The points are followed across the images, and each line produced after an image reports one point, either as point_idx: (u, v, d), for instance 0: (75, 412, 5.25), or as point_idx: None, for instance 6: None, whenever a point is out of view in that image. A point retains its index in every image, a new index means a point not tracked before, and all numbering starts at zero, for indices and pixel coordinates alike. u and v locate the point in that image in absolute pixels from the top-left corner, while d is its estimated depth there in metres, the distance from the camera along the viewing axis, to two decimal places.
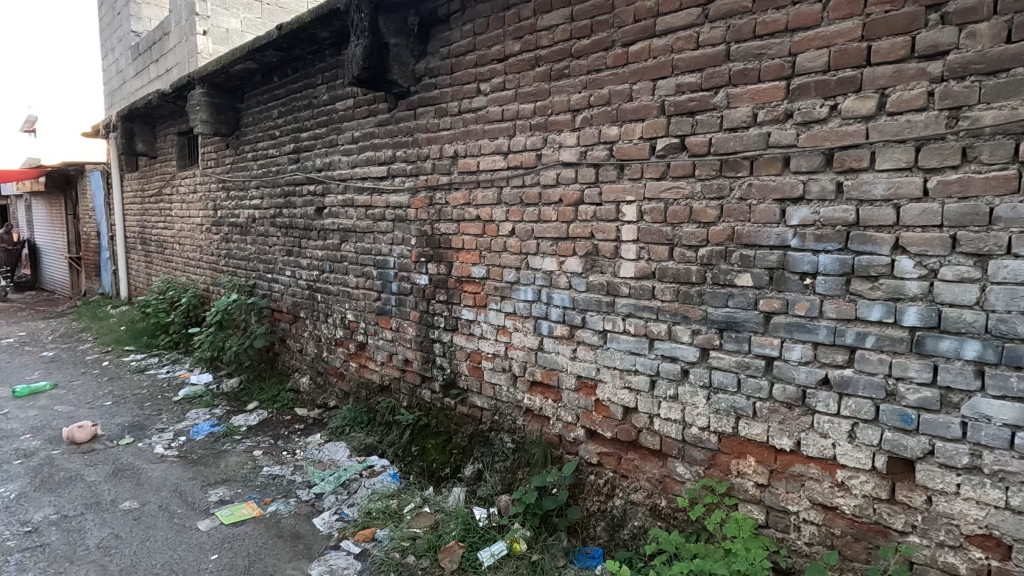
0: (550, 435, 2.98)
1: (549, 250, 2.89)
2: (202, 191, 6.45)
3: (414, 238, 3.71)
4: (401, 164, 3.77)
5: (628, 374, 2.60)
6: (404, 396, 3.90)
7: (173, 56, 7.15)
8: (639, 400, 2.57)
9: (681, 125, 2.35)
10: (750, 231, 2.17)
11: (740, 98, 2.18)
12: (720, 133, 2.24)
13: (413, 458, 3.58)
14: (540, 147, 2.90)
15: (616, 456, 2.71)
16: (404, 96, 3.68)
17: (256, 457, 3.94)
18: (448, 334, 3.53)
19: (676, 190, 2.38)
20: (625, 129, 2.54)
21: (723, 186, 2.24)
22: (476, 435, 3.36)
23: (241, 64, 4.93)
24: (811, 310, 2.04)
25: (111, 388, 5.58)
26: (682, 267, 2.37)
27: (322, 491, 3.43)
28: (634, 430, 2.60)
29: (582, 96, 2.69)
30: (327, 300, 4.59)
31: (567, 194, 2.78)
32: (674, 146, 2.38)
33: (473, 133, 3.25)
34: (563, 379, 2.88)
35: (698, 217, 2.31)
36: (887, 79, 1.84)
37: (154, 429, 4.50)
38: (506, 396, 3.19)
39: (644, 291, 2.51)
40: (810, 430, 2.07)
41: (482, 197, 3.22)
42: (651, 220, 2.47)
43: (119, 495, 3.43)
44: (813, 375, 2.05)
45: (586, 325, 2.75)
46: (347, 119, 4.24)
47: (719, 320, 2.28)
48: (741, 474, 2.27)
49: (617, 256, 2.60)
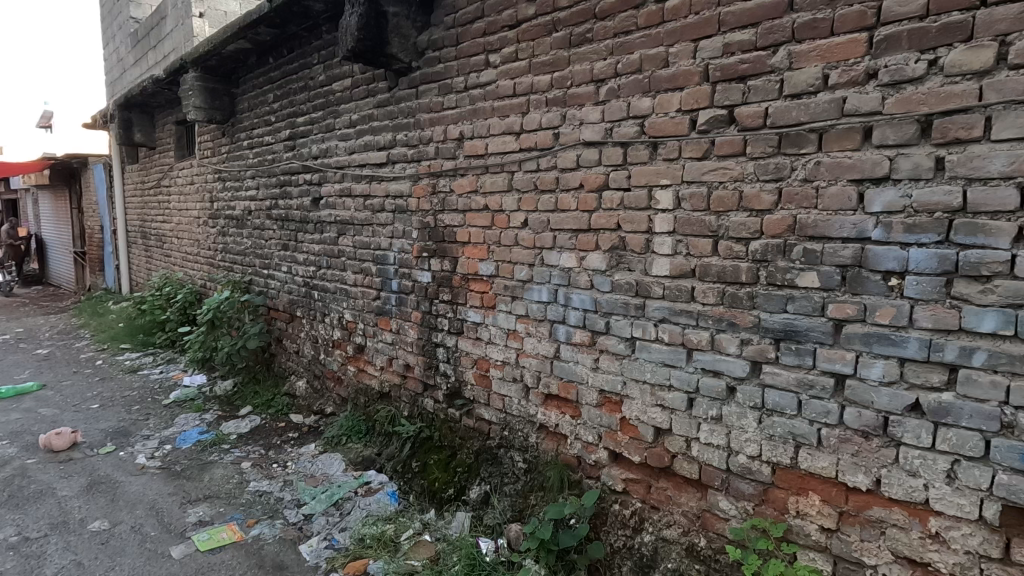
0: (568, 456, 2.60)
1: (567, 244, 2.51)
2: (198, 182, 6.15)
3: (416, 231, 3.34)
4: (402, 148, 3.40)
5: (661, 390, 2.23)
6: (405, 405, 3.54)
7: (170, 40, 6.83)
8: (674, 420, 2.19)
9: (730, 93, 1.95)
10: (817, 220, 1.77)
11: (806, 57, 1.77)
12: (779, 101, 1.84)
13: (413, 475, 3.23)
14: (557, 125, 2.51)
15: (645, 484, 2.33)
16: (405, 73, 3.30)
17: (244, 470, 3.61)
18: (452, 337, 3.16)
19: (723, 171, 1.99)
20: (660, 100, 2.14)
21: (782, 166, 1.84)
22: (483, 452, 2.99)
23: (233, 44, 4.58)
24: (898, 318, 1.64)
25: (101, 389, 5.29)
26: (729, 263, 1.99)
27: (312, 512, 3.09)
28: (667, 455, 2.23)
29: (607, 64, 2.30)
30: (324, 299, 4.24)
31: (590, 179, 2.39)
32: (719, 119, 1.99)
33: (481, 111, 2.87)
34: (583, 393, 2.50)
35: (749, 203, 1.93)
36: (1010, 22, 1.44)
37: (138, 436, 4.19)
38: (517, 410, 2.82)
39: (680, 292, 2.13)
40: (894, 467, 1.68)
41: (491, 183, 2.84)
42: (690, 208, 2.08)
43: (89, 514, 3.11)
44: (898, 399, 1.66)
45: (611, 331, 2.37)
46: (344, 100, 3.87)
47: (776, 327, 1.89)
48: (802, 515, 1.87)
49: (649, 251, 2.22)
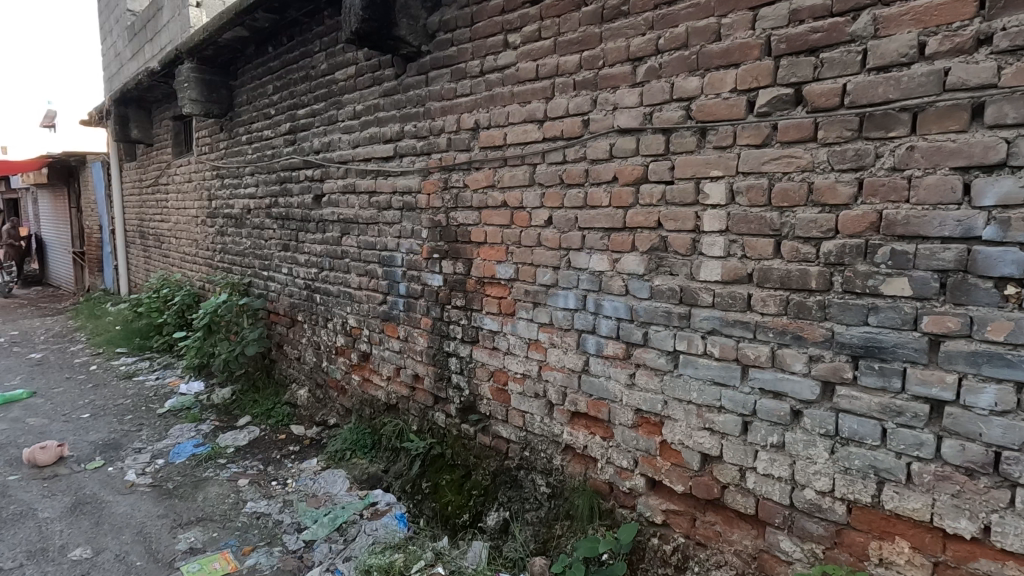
0: (598, 482, 2.33)
1: (598, 244, 2.23)
2: (196, 179, 5.89)
3: (425, 230, 3.07)
4: (410, 140, 3.13)
5: (709, 411, 1.95)
6: (414, 418, 3.28)
7: (166, 32, 6.58)
8: (726, 446, 1.91)
9: (798, 67, 1.67)
10: (909, 216, 1.49)
11: (896, 22, 1.49)
12: (861, 75, 1.56)
13: (423, 497, 2.95)
14: (587, 111, 2.23)
15: (689, 516, 2.06)
16: (414, 58, 3.03)
17: (241, 488, 3.35)
18: (466, 346, 2.89)
19: (787, 160, 1.71)
20: (710, 79, 1.86)
21: (863, 152, 1.56)
22: (501, 474, 2.72)
23: (229, 32, 4.32)
24: (1016, 335, 1.36)
25: (93, 397, 5.04)
26: (795, 267, 1.71)
27: (314, 538, 2.82)
28: (717, 485, 1.96)
29: (646, 40, 2.03)
30: (326, 302, 3.98)
31: (625, 171, 2.11)
32: (783, 100, 1.71)
33: (499, 98, 2.59)
34: (616, 412, 2.22)
35: (822, 197, 1.64)
36: None
37: (129, 449, 3.94)
38: (540, 429, 2.55)
39: (734, 300, 1.85)
40: (1008, 512, 1.41)
41: (510, 177, 2.56)
42: (747, 204, 1.80)
43: (70, 540, 2.86)
44: (1015, 432, 1.39)
45: (649, 343, 2.09)
46: (347, 90, 3.60)
47: (855, 343, 1.61)
48: (886, 563, 1.61)
49: (695, 253, 1.94)
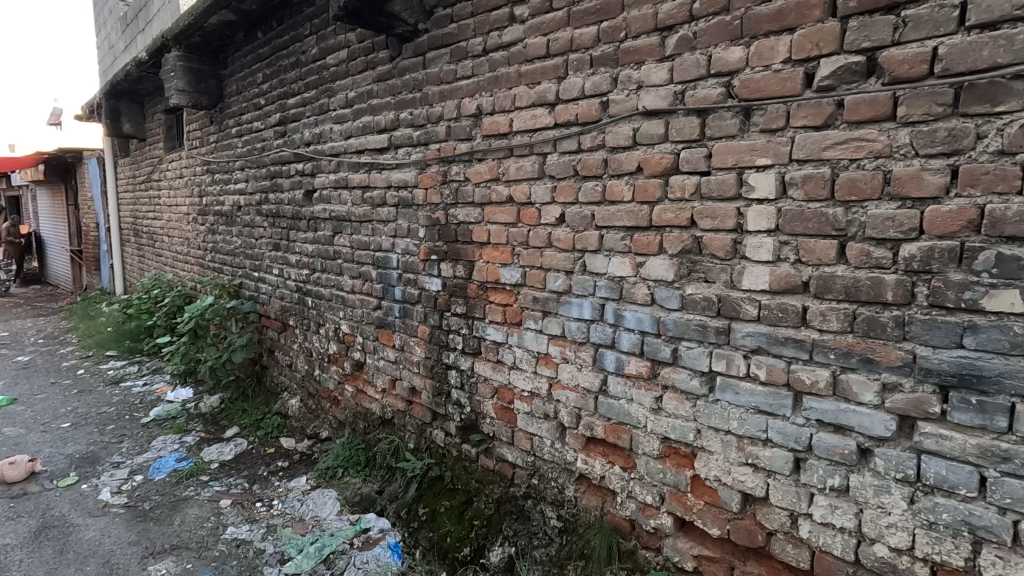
0: (617, 518, 2.03)
1: (619, 246, 1.92)
2: (187, 175, 5.62)
3: (423, 228, 2.77)
4: (406, 129, 2.83)
5: (753, 444, 1.64)
6: (410, 435, 2.99)
7: (157, 22, 6.31)
8: (773, 487, 1.61)
9: (872, 29, 1.36)
10: (1021, 212, 1.18)
11: None
12: (958, 36, 1.24)
13: (419, 526, 2.66)
14: (606, 91, 1.92)
15: (727, 564, 1.76)
16: (409, 38, 2.73)
17: (222, 510, 3.06)
18: (466, 358, 2.59)
19: (858, 143, 1.39)
20: (758, 48, 1.55)
21: (958, 132, 1.25)
22: (506, 503, 2.43)
23: (216, 16, 4.03)
24: None
25: (76, 404, 4.77)
26: (866, 275, 1.39)
27: (298, 571, 2.53)
28: (761, 532, 1.65)
29: (677, 5, 1.71)
30: (318, 307, 3.69)
31: (651, 160, 1.80)
32: (853, 70, 1.39)
33: (503, 79, 2.29)
34: (639, 440, 1.92)
35: (903, 188, 1.33)
36: None
37: (107, 463, 3.66)
38: (550, 454, 2.25)
39: (786, 315, 1.54)
40: None
41: (517, 169, 2.26)
42: (804, 198, 1.49)
43: (28, 572, 2.60)
44: None
45: (678, 361, 1.79)
46: (339, 76, 3.31)
47: (945, 370, 1.30)
48: None
49: (736, 258, 1.64)
